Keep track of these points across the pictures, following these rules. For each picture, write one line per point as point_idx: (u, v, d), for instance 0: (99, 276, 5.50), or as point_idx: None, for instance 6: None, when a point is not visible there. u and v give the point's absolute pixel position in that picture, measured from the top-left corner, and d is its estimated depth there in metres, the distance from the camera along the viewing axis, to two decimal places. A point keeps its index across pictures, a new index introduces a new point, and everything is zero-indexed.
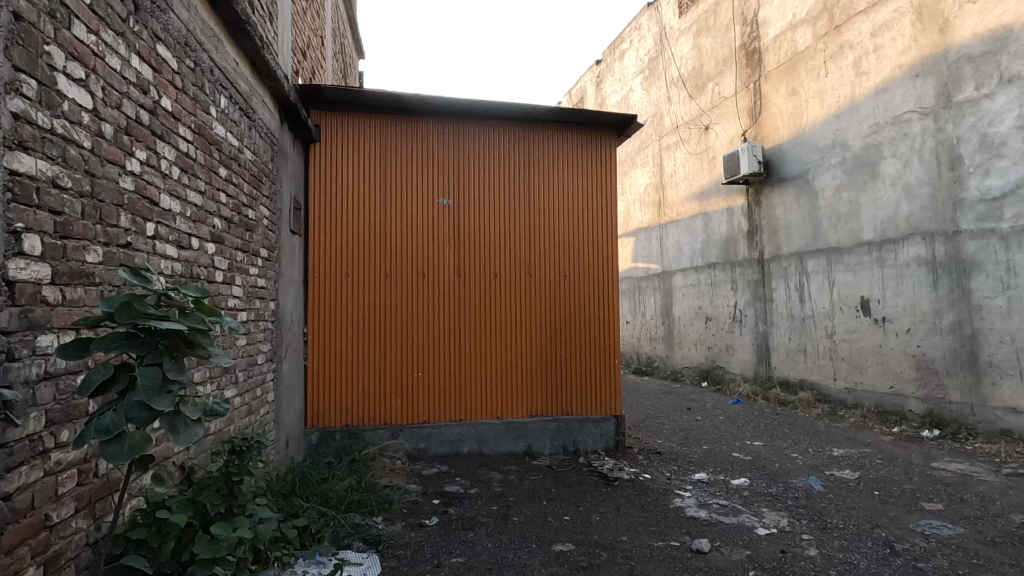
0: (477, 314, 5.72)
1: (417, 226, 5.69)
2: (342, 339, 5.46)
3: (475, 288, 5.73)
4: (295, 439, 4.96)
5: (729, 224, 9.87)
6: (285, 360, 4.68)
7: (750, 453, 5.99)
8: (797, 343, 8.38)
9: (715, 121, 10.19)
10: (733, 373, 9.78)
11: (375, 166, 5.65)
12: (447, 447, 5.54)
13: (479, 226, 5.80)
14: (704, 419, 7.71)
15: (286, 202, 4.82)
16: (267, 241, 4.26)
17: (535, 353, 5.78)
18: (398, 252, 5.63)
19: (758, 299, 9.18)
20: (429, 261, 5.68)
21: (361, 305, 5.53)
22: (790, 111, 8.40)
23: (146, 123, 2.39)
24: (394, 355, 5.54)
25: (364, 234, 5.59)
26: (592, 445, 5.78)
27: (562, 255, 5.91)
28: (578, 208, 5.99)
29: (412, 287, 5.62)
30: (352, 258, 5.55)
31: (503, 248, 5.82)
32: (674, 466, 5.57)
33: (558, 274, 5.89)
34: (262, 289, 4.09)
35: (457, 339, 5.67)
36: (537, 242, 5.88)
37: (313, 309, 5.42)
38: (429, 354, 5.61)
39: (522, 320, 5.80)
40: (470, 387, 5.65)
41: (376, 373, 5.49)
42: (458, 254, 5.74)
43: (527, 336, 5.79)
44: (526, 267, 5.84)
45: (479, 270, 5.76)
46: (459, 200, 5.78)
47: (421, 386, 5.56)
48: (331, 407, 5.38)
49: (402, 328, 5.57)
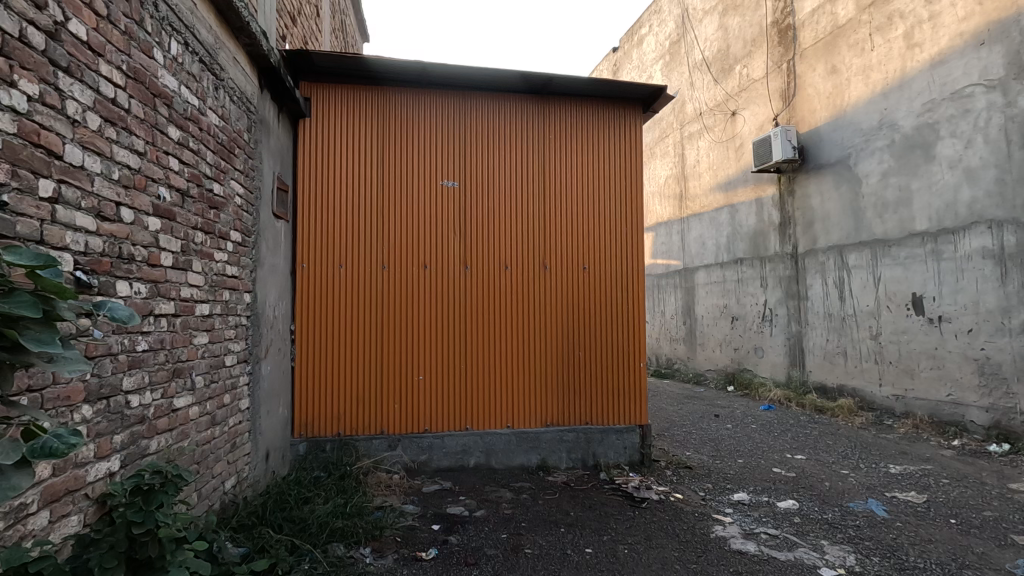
0: (486, 311, 5.10)
1: (418, 211, 5.07)
2: (334, 337, 4.87)
3: (483, 281, 5.11)
4: (279, 450, 4.39)
5: (758, 216, 9.16)
6: (265, 361, 4.10)
7: (792, 469, 5.31)
8: (836, 344, 7.66)
9: (742, 106, 9.49)
10: (763, 377, 9.07)
11: (373, 144, 5.06)
12: (451, 459, 4.92)
13: (488, 211, 5.17)
14: (734, 428, 7.03)
15: (268, 182, 4.25)
16: (242, 224, 3.67)
17: (550, 355, 5.15)
18: (396, 240, 5.02)
19: (791, 297, 8.47)
20: (432, 250, 5.07)
21: (355, 299, 4.93)
22: (829, 91, 7.69)
23: (40, 49, 1.81)
24: (393, 355, 4.94)
25: (359, 220, 5.00)
26: (614, 458, 5.13)
27: (581, 245, 5.27)
28: (600, 192, 5.34)
29: (413, 279, 5.01)
30: (345, 247, 4.96)
31: (516, 237, 5.19)
32: (708, 483, 4.90)
33: (577, 265, 5.25)
34: (233, 279, 3.50)
35: (463, 338, 5.06)
36: (553, 230, 5.24)
37: (301, 304, 4.84)
38: (431, 356, 4.99)
39: (535, 317, 5.17)
40: (478, 392, 5.03)
41: (372, 376, 4.90)
42: (465, 243, 5.12)
43: (542, 335, 5.16)
44: (541, 258, 5.21)
45: (488, 260, 5.13)
46: (466, 182, 5.16)
47: (423, 391, 4.95)
48: (321, 414, 4.80)
49: (400, 326, 4.97)
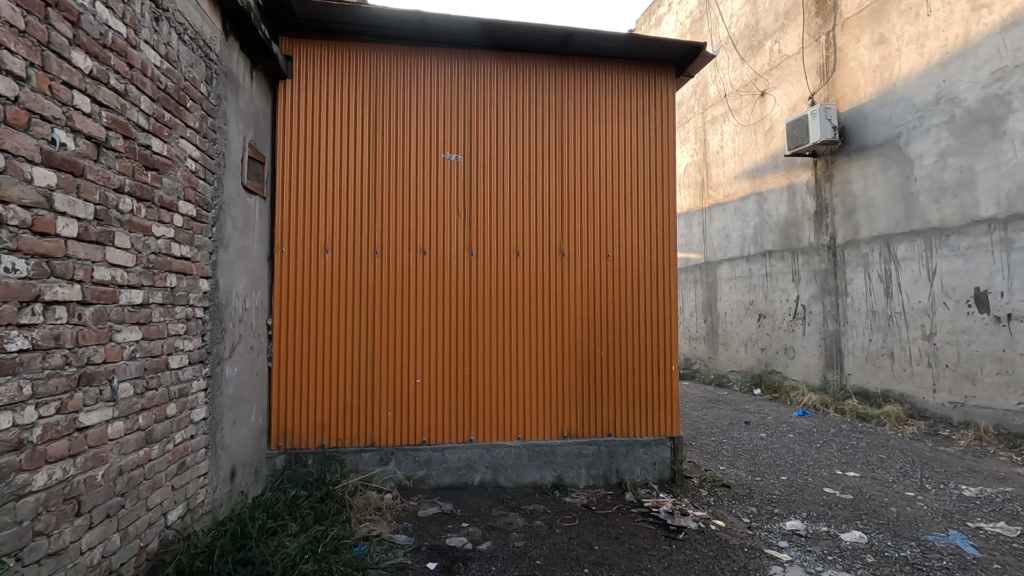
0: (493, 305, 4.42)
1: (415, 189, 4.39)
2: (318, 333, 4.22)
3: (491, 270, 4.43)
4: (249, 466, 3.73)
5: (790, 205, 8.42)
6: (231, 361, 3.44)
7: (847, 489, 4.58)
8: (880, 345, 6.92)
9: (773, 85, 8.73)
10: (794, 380, 8.34)
11: (365, 111, 4.38)
12: (452, 476, 4.26)
13: (498, 189, 4.48)
14: (769, 437, 6.30)
15: (237, 150, 3.59)
16: (197, 194, 3.00)
17: (567, 356, 4.46)
18: (391, 222, 4.35)
19: (828, 292, 7.73)
20: (432, 234, 4.39)
21: (342, 289, 4.26)
22: (876, 64, 6.92)
23: None
24: (386, 354, 4.27)
25: (348, 199, 4.32)
26: (640, 475, 4.44)
27: (604, 229, 4.56)
28: (627, 169, 4.64)
29: (409, 267, 4.34)
30: (331, 229, 4.29)
31: (529, 219, 4.50)
32: (752, 507, 4.19)
33: (599, 253, 4.55)
34: (183, 261, 2.84)
35: (467, 336, 4.37)
36: (572, 212, 4.54)
37: (280, 295, 4.18)
38: (431, 356, 4.32)
39: (551, 313, 4.48)
40: (484, 398, 4.35)
41: (362, 379, 4.24)
42: (470, 226, 4.43)
43: (558, 333, 4.47)
44: (559, 244, 4.51)
45: (496, 246, 4.45)
46: (472, 156, 4.48)
47: (420, 396, 4.28)
48: (302, 422, 4.16)
49: (395, 321, 4.30)
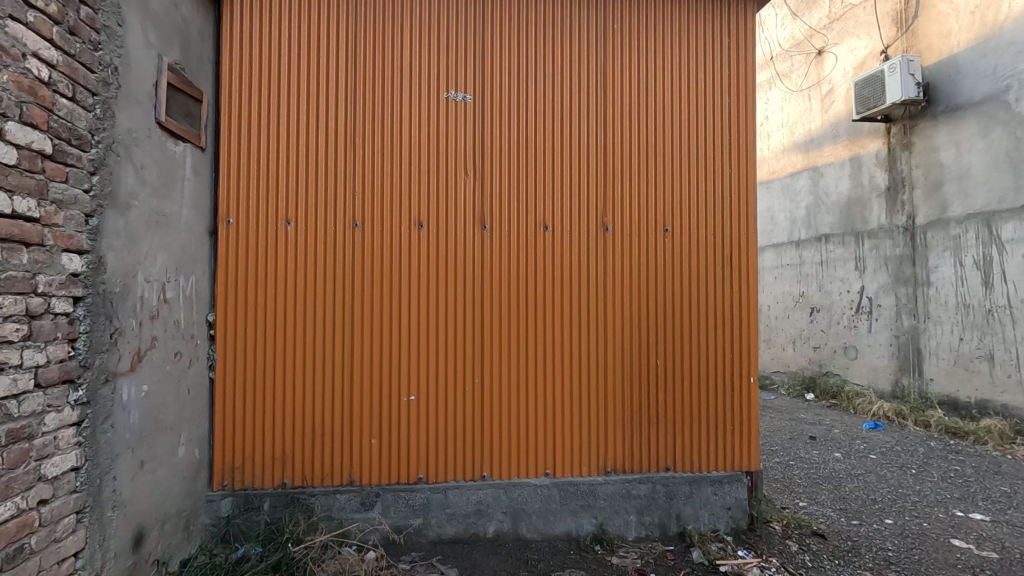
0: (514, 296, 3.30)
1: (408, 140, 3.27)
2: (277, 333, 3.13)
3: (509, 249, 3.30)
4: (173, 521, 2.67)
5: (854, 180, 7.22)
6: (135, 378, 2.36)
7: (984, 543, 3.43)
8: (975, 346, 5.74)
9: (835, 41, 7.49)
10: (857, 385, 7.17)
11: (340, 35, 3.25)
12: (456, 526, 3.17)
13: (519, 142, 3.35)
14: (845, 458, 5.16)
15: (149, 72, 2.47)
16: (55, 118, 1.91)
17: (611, 366, 3.34)
18: (376, 184, 3.23)
19: (903, 282, 6.52)
20: (431, 201, 3.26)
21: (309, 275, 3.15)
22: (975, 4, 5.69)
23: None
24: (369, 363, 3.17)
25: (318, 152, 3.21)
26: (708, 524, 3.33)
27: (662, 197, 3.43)
28: (691, 117, 3.48)
29: (400, 245, 3.22)
30: (295, 193, 3.17)
31: (561, 183, 3.36)
32: (866, 572, 3.07)
33: (656, 227, 3.41)
34: (18, 221, 1.77)
35: (478, 338, 3.26)
36: (619, 173, 3.41)
37: (225, 282, 3.09)
38: (430, 365, 3.21)
39: (590, 308, 3.35)
40: (501, 423, 3.25)
41: (336, 396, 3.15)
42: (483, 191, 3.30)
43: (599, 335, 3.34)
44: (602, 216, 3.38)
45: (518, 218, 3.32)
46: (485, 97, 3.34)
47: (415, 420, 3.19)
48: (256, 454, 3.08)
49: (382, 317, 3.19)
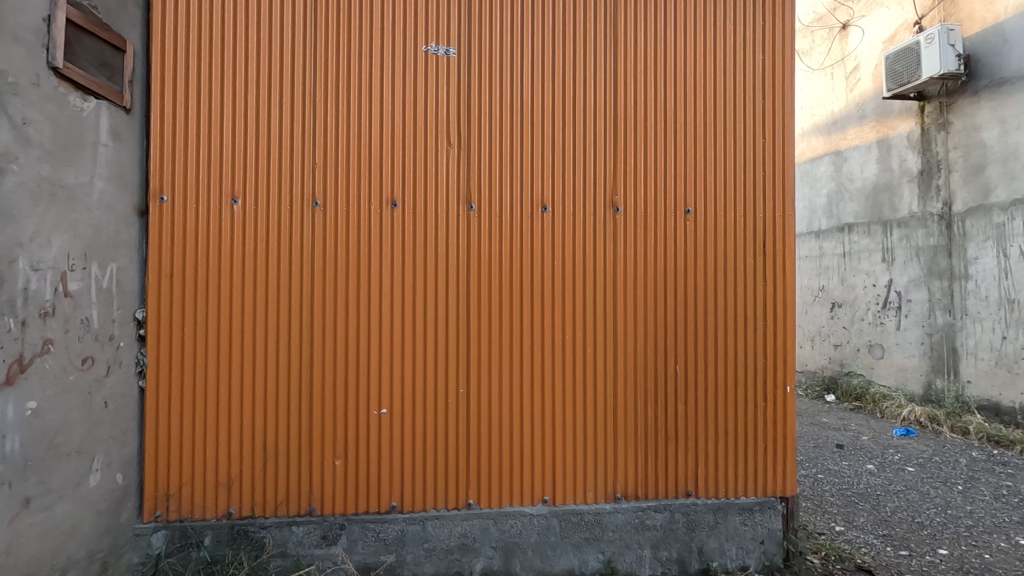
0: (506, 289, 2.76)
1: (378, 102, 2.73)
2: (220, 333, 2.60)
3: (500, 233, 2.76)
4: (81, 567, 2.16)
5: (882, 164, 6.65)
6: (13, 393, 1.84)
7: None
8: (1021, 346, 5.18)
9: (861, 13, 6.92)
10: (883, 386, 6.63)
11: None
12: (436, 564, 2.65)
13: (514, 106, 2.80)
14: (878, 470, 4.64)
15: (38, 2, 1.94)
16: None
17: (621, 373, 2.81)
18: (340, 155, 2.69)
19: (937, 275, 5.96)
20: (406, 176, 2.72)
21: (257, 264, 2.61)
22: None
23: None
24: (332, 369, 2.65)
25: (271, 115, 2.67)
26: (736, 559, 2.81)
27: (681, 171, 2.88)
28: (716, 76, 2.92)
29: (370, 228, 2.68)
30: (242, 165, 2.64)
31: (562, 154, 2.82)
32: None
33: (675, 208, 2.87)
34: None
35: (463, 341, 2.73)
36: (631, 143, 2.86)
37: (158, 271, 2.57)
38: (405, 372, 2.69)
39: (596, 304, 2.81)
40: (489, 440, 2.73)
41: (292, 409, 2.63)
42: (468, 164, 2.77)
43: (607, 336, 2.82)
44: (610, 195, 2.83)
45: (511, 197, 2.78)
46: (473, 50, 2.79)
47: (387, 438, 2.67)
48: (196, 478, 2.57)
49: (346, 316, 2.66)
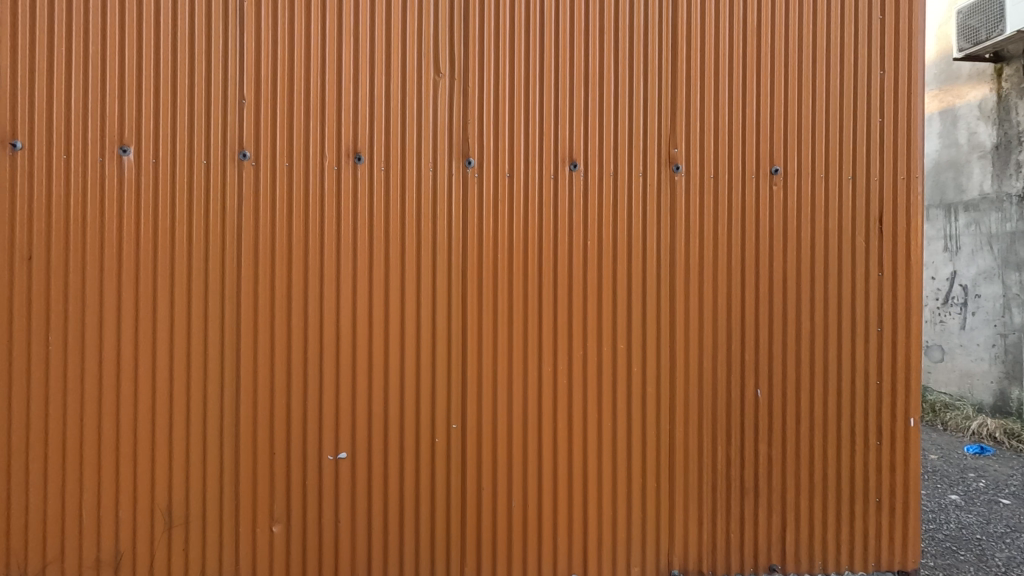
0: (519, 283, 1.93)
1: (336, 8, 1.89)
2: (102, 344, 1.78)
3: (511, 201, 1.93)
4: None
5: (945, 139, 5.78)
6: None
7: None
8: None
9: None
10: (943, 393, 5.79)
11: None
12: None
13: (531, 18, 1.96)
14: (965, 501, 3.82)
15: None
16: None
17: (680, 400, 2.00)
18: (280, 86, 1.86)
19: (1014, 266, 5.11)
20: (376, 117, 1.89)
21: (157, 244, 1.79)
22: None
23: None
24: (268, 398, 1.83)
25: (178, 27, 1.83)
26: None
27: (766, 115, 2.03)
28: None
29: (321, 193, 1.85)
30: (135, 99, 1.81)
31: (598, 88, 1.98)
32: None
33: (759, 166, 2.03)
34: None
35: (459, 355, 1.92)
36: (696, 72, 2.01)
37: (9, 252, 1.75)
38: (373, 401, 1.87)
39: (645, 305, 1.99)
40: (494, 494, 1.94)
41: (210, 455, 1.82)
42: (465, 101, 1.93)
43: (662, 349, 2.00)
44: (666, 149, 2.00)
45: (526, 149, 1.95)
46: None
47: (349, 494, 1.87)
48: (68, 554, 1.78)
49: (289, 321, 1.84)
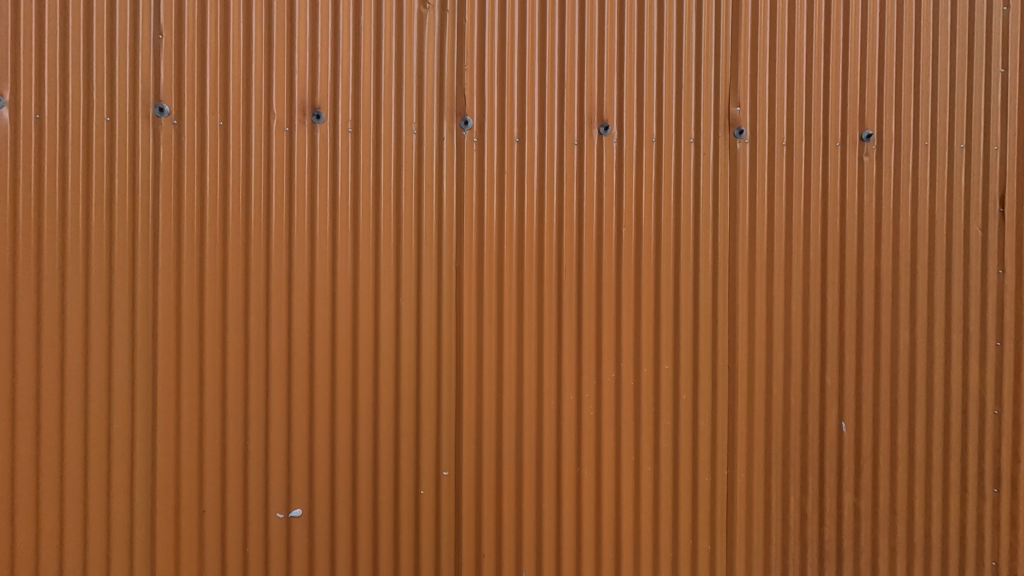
0: (531, 283, 1.46)
1: None
2: None
3: (521, 174, 1.46)
4: None
5: None
6: None
7: None
8: None
9: None
10: None
11: None
12: None
13: None
14: None
15: None
16: None
17: (741, 435, 1.54)
18: (210, 17, 1.37)
19: None
20: (341, 61, 1.41)
21: (41, 230, 1.31)
22: None
23: None
24: (196, 438, 1.37)
25: None
26: None
27: (857, 61, 1.54)
28: None
29: (267, 162, 1.38)
30: (10, 31, 1.31)
31: (636, 24, 1.49)
32: None
33: (846, 131, 1.54)
34: None
35: (452, 380, 1.45)
36: (766, 5, 1.52)
37: None
38: (337, 440, 1.41)
39: (696, 314, 1.52)
40: (498, 560, 1.48)
41: (116, 514, 1.36)
42: (459, 41, 1.45)
43: (719, 372, 1.53)
44: (725, 106, 1.51)
45: (541, 105, 1.47)
46: None
47: (306, 564, 1.42)
48: None
49: (224, 334, 1.37)
